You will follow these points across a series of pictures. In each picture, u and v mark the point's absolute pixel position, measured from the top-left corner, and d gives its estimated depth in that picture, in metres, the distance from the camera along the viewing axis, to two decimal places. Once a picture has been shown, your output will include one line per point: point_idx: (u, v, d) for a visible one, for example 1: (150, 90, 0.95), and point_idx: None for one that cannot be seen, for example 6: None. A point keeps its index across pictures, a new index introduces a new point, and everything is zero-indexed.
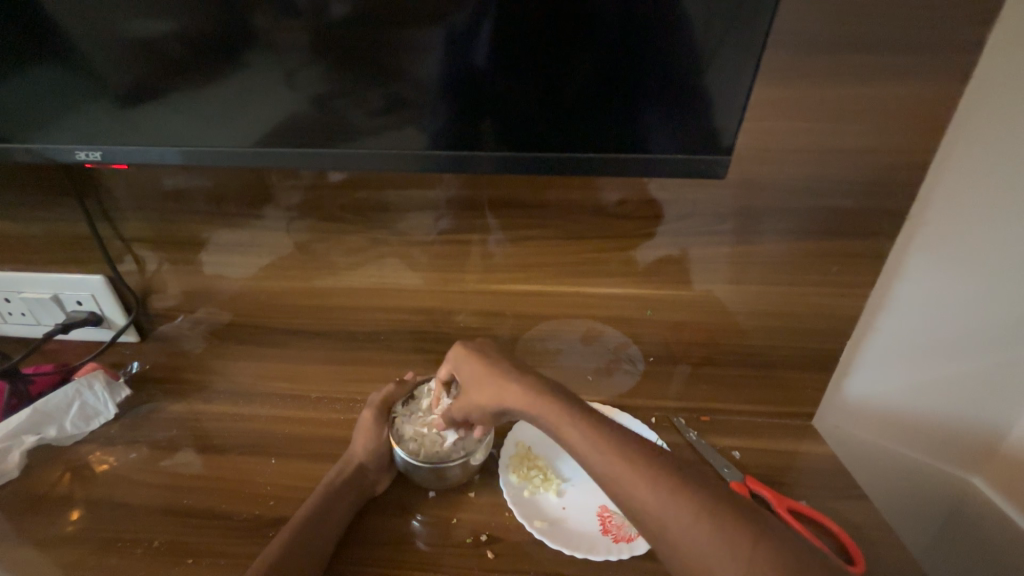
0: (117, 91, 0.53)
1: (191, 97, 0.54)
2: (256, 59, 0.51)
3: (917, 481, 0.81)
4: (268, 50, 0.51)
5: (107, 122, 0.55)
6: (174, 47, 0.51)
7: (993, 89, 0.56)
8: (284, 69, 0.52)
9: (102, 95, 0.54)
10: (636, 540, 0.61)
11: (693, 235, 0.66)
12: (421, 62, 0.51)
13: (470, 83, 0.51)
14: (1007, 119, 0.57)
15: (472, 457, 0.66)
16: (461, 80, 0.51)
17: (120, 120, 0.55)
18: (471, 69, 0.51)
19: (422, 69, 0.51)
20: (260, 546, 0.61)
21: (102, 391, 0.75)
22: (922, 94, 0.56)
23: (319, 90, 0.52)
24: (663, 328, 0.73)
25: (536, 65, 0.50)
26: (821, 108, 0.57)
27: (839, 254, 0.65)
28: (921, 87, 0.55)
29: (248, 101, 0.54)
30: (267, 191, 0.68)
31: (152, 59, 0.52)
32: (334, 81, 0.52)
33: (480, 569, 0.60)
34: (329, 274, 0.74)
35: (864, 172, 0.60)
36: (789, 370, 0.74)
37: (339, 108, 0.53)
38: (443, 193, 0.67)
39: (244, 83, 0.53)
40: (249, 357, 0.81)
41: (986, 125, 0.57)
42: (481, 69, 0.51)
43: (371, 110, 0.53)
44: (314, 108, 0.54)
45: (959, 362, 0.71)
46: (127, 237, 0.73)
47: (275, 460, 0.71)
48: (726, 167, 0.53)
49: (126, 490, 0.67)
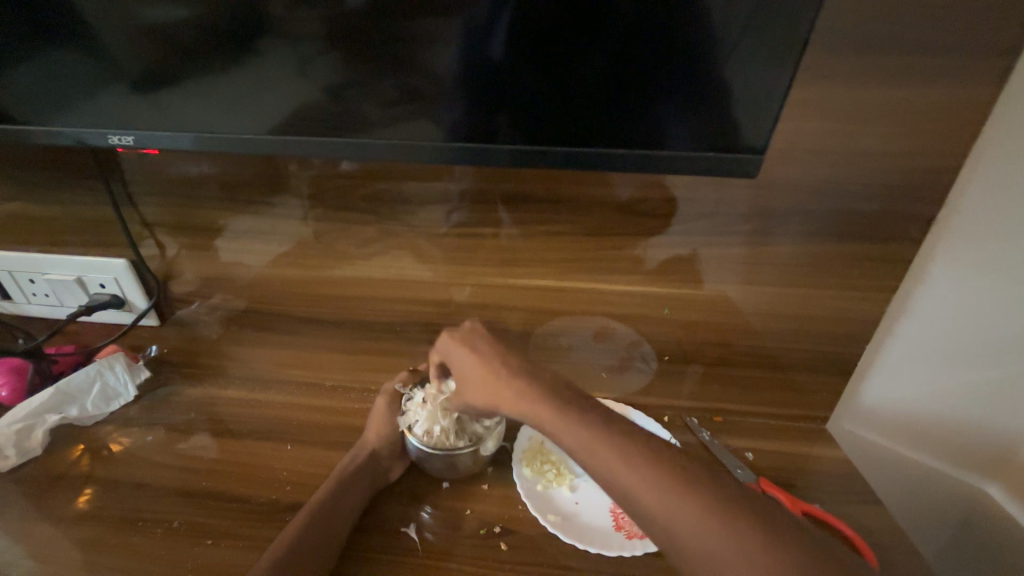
0: (147, 77, 0.53)
1: (211, 86, 0.53)
2: (271, 49, 0.50)
3: (935, 495, 0.75)
4: (283, 39, 0.50)
5: (133, 108, 0.55)
6: (193, 34, 0.50)
7: None
8: (298, 58, 0.51)
9: (130, 81, 0.53)
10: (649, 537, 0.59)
11: (714, 235, 0.63)
12: (438, 53, 0.49)
13: (487, 75, 0.49)
14: None
15: (481, 445, 0.64)
16: (478, 72, 0.49)
17: (149, 106, 0.55)
18: (489, 60, 0.49)
19: (439, 58, 0.49)
20: (272, 529, 0.61)
21: (123, 372, 0.77)
22: (974, 84, 0.51)
23: (334, 79, 0.51)
24: (680, 328, 0.71)
25: (555, 56, 0.48)
26: (860, 98, 0.53)
27: (873, 256, 0.62)
28: (972, 77, 0.51)
29: (266, 91, 0.53)
30: (283, 179, 0.68)
31: (174, 47, 0.51)
32: (350, 72, 0.51)
33: (492, 560, 0.59)
34: (344, 263, 0.73)
35: (906, 168, 0.56)
36: (812, 375, 0.71)
37: (353, 99, 0.52)
38: (457, 185, 0.65)
39: (262, 72, 0.52)
40: (264, 345, 0.81)
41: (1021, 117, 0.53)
42: (499, 60, 0.49)
43: (385, 101, 0.52)
44: (328, 98, 0.52)
45: (977, 371, 0.66)
46: (148, 223, 0.74)
47: (289, 447, 0.72)
48: (758, 166, 0.50)
49: (144, 470, 0.69)
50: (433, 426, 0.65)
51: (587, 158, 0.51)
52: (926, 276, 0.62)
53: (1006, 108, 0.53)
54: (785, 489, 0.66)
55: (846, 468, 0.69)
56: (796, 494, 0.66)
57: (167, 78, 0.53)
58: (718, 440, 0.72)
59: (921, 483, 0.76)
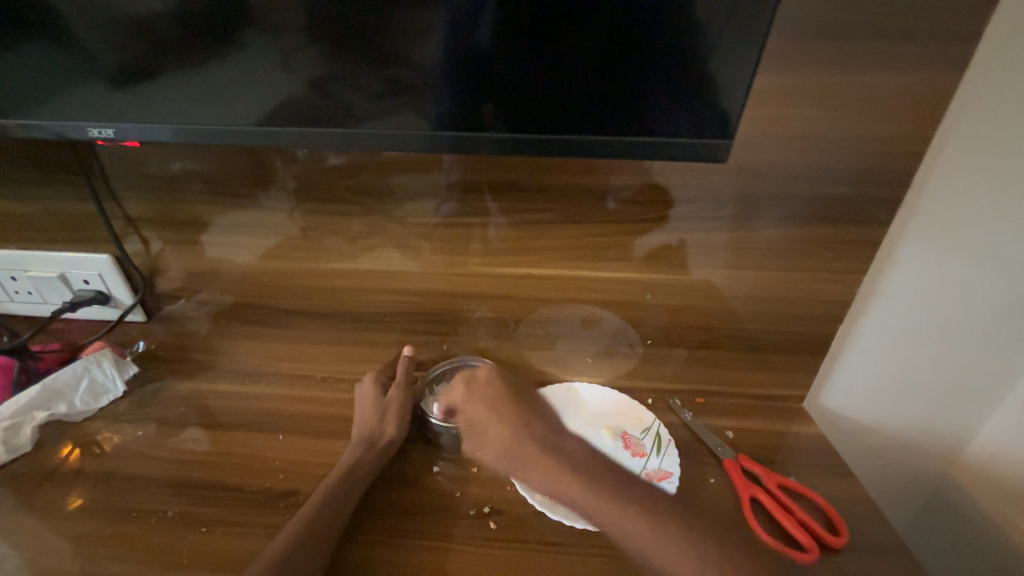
0: (125, 68, 0.53)
1: (190, 77, 0.53)
2: (252, 40, 0.50)
3: (901, 464, 0.80)
4: (265, 30, 0.50)
5: (111, 101, 0.54)
6: (172, 25, 0.50)
7: (996, 63, 0.53)
8: (281, 48, 0.51)
9: (106, 74, 0.53)
10: None
11: (694, 221, 0.65)
12: (422, 44, 0.49)
13: (472, 64, 0.50)
14: (1001, 96, 0.54)
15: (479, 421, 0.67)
16: (463, 62, 0.50)
17: (126, 97, 0.54)
18: (474, 50, 0.49)
19: (424, 48, 0.49)
20: (266, 516, 0.62)
21: (110, 368, 0.77)
22: (939, 70, 0.53)
23: (317, 71, 0.51)
24: (664, 312, 0.72)
25: (538, 46, 0.49)
26: (833, 85, 0.55)
27: (848, 239, 0.63)
28: (937, 64, 0.53)
29: (247, 82, 0.53)
30: (267, 173, 0.68)
31: (151, 38, 0.51)
32: (333, 62, 0.51)
33: (484, 539, 0.60)
34: (331, 255, 0.74)
35: (878, 152, 0.58)
36: (791, 355, 0.73)
37: (339, 92, 0.52)
38: (444, 177, 0.66)
39: (244, 63, 0.52)
40: (253, 339, 0.82)
41: (984, 104, 0.55)
42: (484, 49, 0.49)
43: (371, 93, 0.52)
44: (311, 90, 0.52)
45: (943, 348, 0.69)
46: (132, 218, 0.74)
47: (281, 437, 0.72)
48: (728, 151, 0.51)
49: (137, 463, 0.69)
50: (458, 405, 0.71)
51: (572, 147, 0.52)
52: (896, 258, 0.64)
53: (963, 96, 0.55)
54: (765, 464, 0.69)
55: (824, 443, 0.71)
56: (775, 468, 0.68)
57: (144, 69, 0.52)
58: (701, 420, 0.74)
59: (890, 454, 0.79)
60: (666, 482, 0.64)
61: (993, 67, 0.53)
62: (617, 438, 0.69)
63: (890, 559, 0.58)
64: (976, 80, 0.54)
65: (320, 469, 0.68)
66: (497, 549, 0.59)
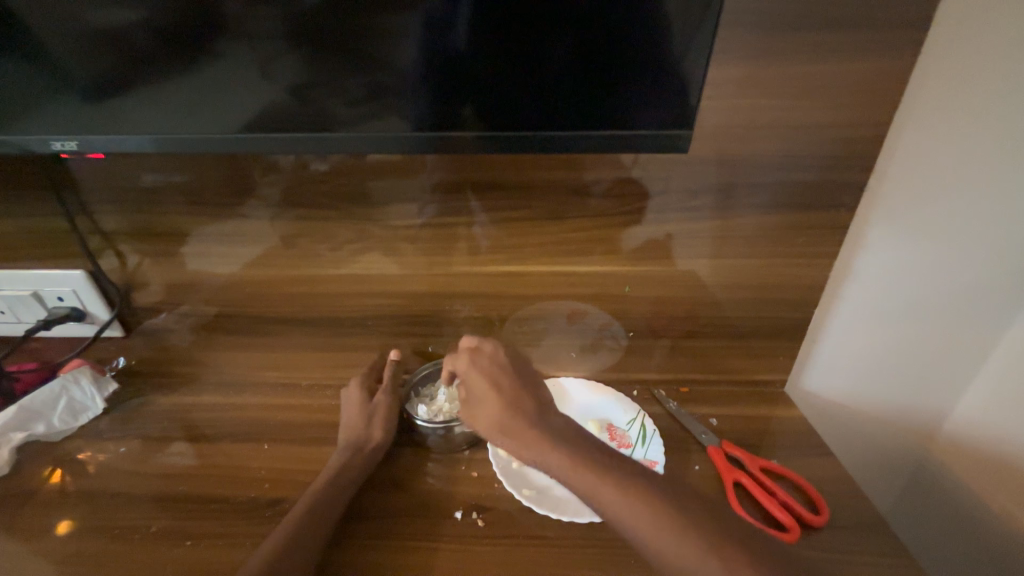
0: (90, 81, 0.52)
1: (158, 88, 0.52)
2: (222, 49, 0.50)
3: (882, 443, 0.81)
4: (236, 40, 0.49)
5: (78, 115, 0.54)
6: (138, 36, 0.49)
7: (952, 51, 0.55)
8: (253, 57, 0.50)
9: (72, 88, 0.52)
10: None
11: (670, 212, 0.65)
12: (396, 49, 0.49)
13: (444, 67, 0.50)
14: (958, 83, 0.56)
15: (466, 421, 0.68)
16: (436, 65, 0.50)
17: (93, 110, 0.54)
18: (446, 53, 0.49)
19: (396, 53, 0.49)
20: (254, 526, 0.62)
21: (89, 386, 0.76)
22: (897, 54, 0.54)
23: (290, 79, 0.51)
24: (646, 304, 0.73)
25: (513, 45, 0.49)
26: (797, 73, 0.56)
27: (820, 224, 0.64)
28: (896, 52, 0.54)
29: (218, 91, 0.52)
30: (243, 181, 0.67)
31: (117, 50, 0.50)
32: (306, 69, 0.51)
33: (473, 536, 0.60)
34: (311, 262, 0.73)
35: (845, 138, 0.59)
36: (771, 340, 0.74)
37: (312, 99, 0.52)
38: (420, 178, 0.66)
39: (215, 72, 0.51)
40: (236, 349, 0.81)
41: (943, 91, 0.57)
42: (456, 52, 0.49)
43: (348, 98, 0.52)
44: (284, 98, 0.52)
45: (917, 327, 0.71)
46: (106, 233, 0.72)
47: (267, 446, 0.72)
48: (689, 141, 0.52)
49: (120, 480, 0.68)
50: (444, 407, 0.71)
51: (553, 143, 0.53)
52: (866, 242, 0.66)
53: (919, 83, 0.56)
54: (750, 449, 0.70)
55: (806, 426, 0.73)
56: (759, 452, 0.69)
57: (111, 81, 0.52)
58: (686, 409, 0.75)
59: (872, 435, 0.81)
60: None
61: (948, 52, 0.55)
62: (604, 432, 0.70)
63: (872, 535, 0.59)
64: (933, 65, 0.56)
65: (308, 477, 0.68)
66: (486, 548, 0.59)
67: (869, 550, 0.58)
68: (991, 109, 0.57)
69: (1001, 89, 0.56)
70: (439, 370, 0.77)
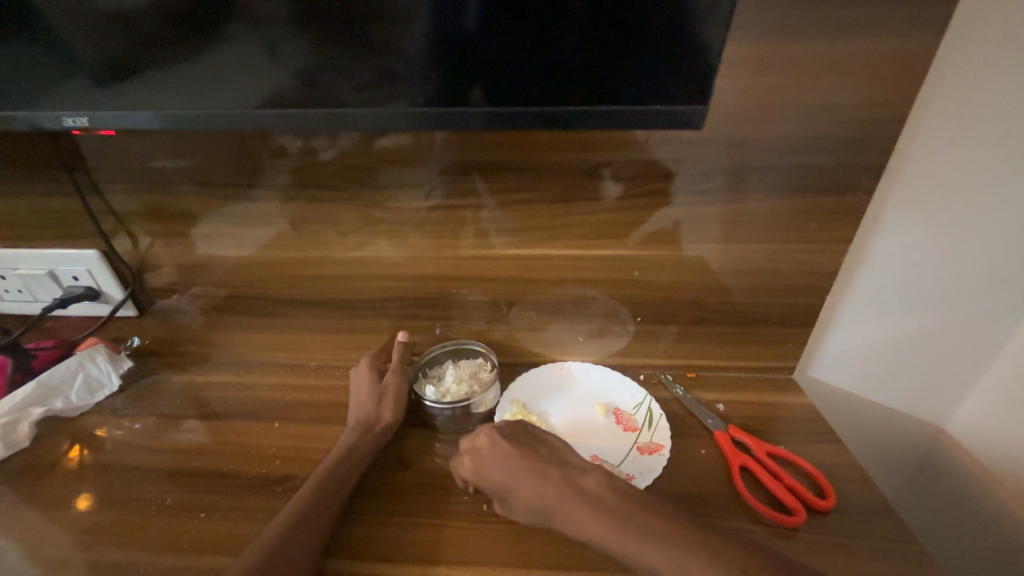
0: (106, 63, 0.52)
1: (174, 70, 0.52)
2: (236, 31, 0.50)
3: (890, 431, 0.81)
4: (251, 22, 0.49)
5: (96, 97, 0.54)
6: (153, 19, 0.49)
7: (976, 27, 0.53)
8: (267, 41, 0.50)
9: (89, 70, 0.52)
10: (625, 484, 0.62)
11: (680, 195, 0.64)
12: (409, 31, 0.49)
13: (459, 47, 0.49)
14: (980, 62, 0.54)
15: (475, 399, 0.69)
16: (451, 45, 0.49)
17: (110, 93, 0.54)
18: (461, 34, 0.49)
19: (409, 39, 0.49)
20: (264, 501, 0.63)
21: (104, 363, 0.77)
22: (916, 32, 0.53)
23: (304, 64, 0.51)
24: (654, 289, 0.72)
25: (530, 25, 0.48)
26: (813, 52, 0.54)
27: (834, 208, 0.63)
28: (917, 29, 0.52)
29: (232, 74, 0.52)
30: (251, 162, 0.67)
31: (133, 31, 0.50)
32: (320, 53, 0.50)
33: (479, 516, 0.61)
34: (319, 244, 0.73)
35: (862, 120, 0.57)
36: (781, 327, 0.73)
37: (326, 82, 0.52)
38: (428, 159, 0.65)
39: (229, 54, 0.51)
40: (246, 330, 0.82)
41: (965, 71, 0.55)
42: (471, 33, 0.49)
43: (359, 84, 0.52)
44: (298, 82, 0.52)
45: (930, 316, 0.70)
46: (118, 213, 0.73)
47: (276, 425, 0.73)
48: (703, 118, 0.51)
49: (135, 455, 0.70)
50: (452, 387, 0.71)
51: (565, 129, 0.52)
52: (880, 229, 0.65)
53: (938, 63, 0.55)
54: (756, 435, 0.70)
55: (813, 413, 0.72)
56: (764, 438, 0.69)
57: (127, 63, 0.52)
58: (692, 395, 0.75)
59: (879, 423, 0.81)
60: (657, 455, 0.65)
61: (971, 31, 0.53)
62: (609, 415, 0.71)
63: (875, 521, 0.59)
64: (952, 44, 0.54)
65: (316, 455, 0.69)
66: (491, 526, 0.60)
67: (872, 535, 0.58)
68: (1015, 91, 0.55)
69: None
70: (447, 353, 0.78)
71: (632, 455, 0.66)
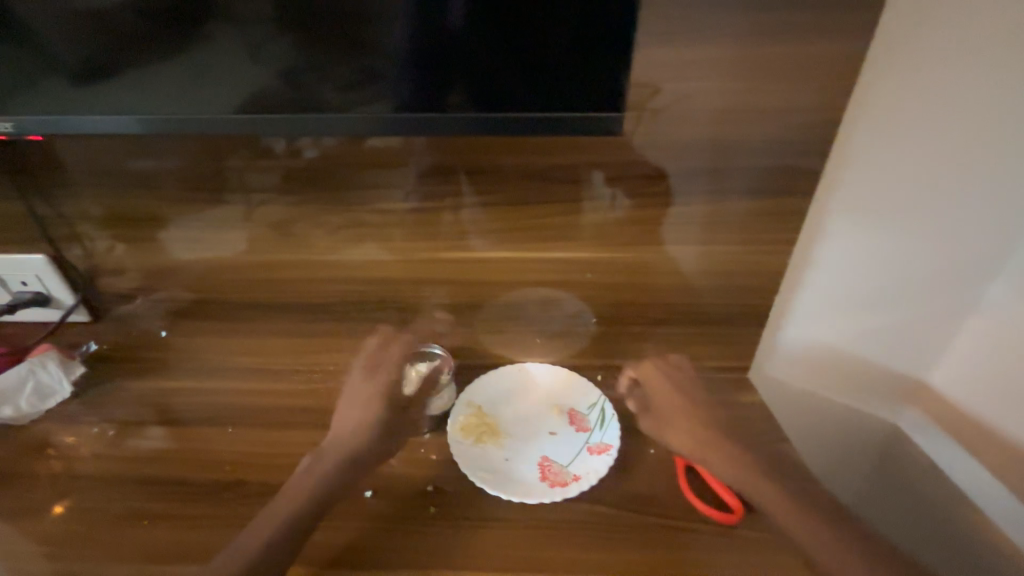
0: (80, 66, 0.51)
1: (150, 71, 0.52)
2: (217, 31, 0.49)
3: (846, 428, 0.83)
4: (232, 22, 0.49)
5: (69, 98, 0.53)
6: (132, 19, 0.49)
7: (906, 32, 0.55)
8: (249, 42, 0.50)
9: (63, 71, 0.52)
10: (571, 484, 0.64)
11: (627, 198, 0.65)
12: (387, 31, 0.48)
13: (438, 47, 0.49)
14: (916, 65, 0.56)
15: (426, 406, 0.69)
16: (431, 46, 0.49)
17: (84, 94, 0.53)
18: (444, 34, 0.48)
19: (389, 36, 0.49)
20: (213, 507, 0.64)
21: (55, 370, 0.75)
22: (848, 38, 0.54)
23: (286, 64, 0.51)
24: (610, 290, 0.73)
25: (510, 27, 0.48)
26: (750, 57, 0.55)
27: (776, 210, 0.64)
28: (848, 36, 0.53)
29: (212, 75, 0.52)
30: (200, 165, 0.67)
31: (115, 33, 0.50)
32: (303, 53, 0.50)
33: (427, 518, 0.62)
34: (273, 247, 0.73)
35: (803, 123, 0.58)
36: (734, 327, 0.74)
37: (308, 83, 0.52)
38: (379, 163, 0.65)
39: (209, 55, 0.51)
40: (204, 334, 0.81)
41: (902, 74, 0.57)
42: (454, 31, 0.48)
43: (340, 84, 0.51)
44: (281, 83, 0.52)
45: (880, 312, 0.72)
46: (67, 217, 0.72)
47: (229, 430, 0.72)
48: (619, 123, 0.51)
49: (84, 461, 0.69)
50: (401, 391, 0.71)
51: (547, 128, 0.51)
52: (826, 229, 0.66)
53: (877, 69, 0.57)
54: None
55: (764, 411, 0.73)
56: None
57: (104, 63, 0.51)
58: None
59: (836, 421, 0.82)
60: (605, 455, 0.66)
61: (907, 35, 0.55)
62: (564, 415, 0.71)
63: None
64: (892, 49, 0.55)
65: (269, 459, 0.69)
66: (436, 528, 0.61)
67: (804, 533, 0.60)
68: (947, 96, 0.57)
69: (956, 75, 0.56)
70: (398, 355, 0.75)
71: (582, 455, 0.67)
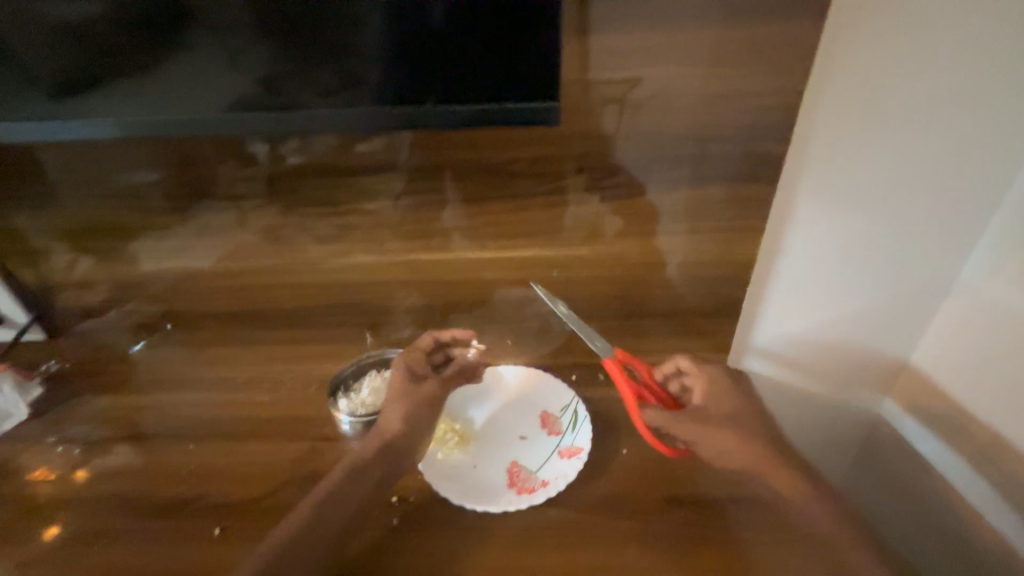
0: (51, 81, 0.49)
1: (123, 82, 0.49)
2: (194, 40, 0.47)
3: (829, 414, 0.82)
4: (209, 31, 0.47)
5: (39, 113, 0.50)
6: (104, 30, 0.47)
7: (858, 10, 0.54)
8: (227, 51, 0.48)
9: (35, 87, 0.49)
10: (538, 491, 0.62)
11: (587, 191, 0.64)
12: (368, 34, 0.47)
13: (424, 49, 0.47)
14: (872, 43, 0.55)
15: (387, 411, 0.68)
16: (416, 48, 0.47)
17: (55, 110, 0.50)
18: (430, 35, 0.47)
19: (371, 39, 0.47)
20: (171, 522, 0.62)
21: (10, 392, 0.73)
22: (802, 19, 0.52)
23: (264, 70, 0.48)
24: (578, 285, 0.71)
25: (501, 26, 0.46)
26: (703, 42, 0.54)
27: (741, 197, 0.63)
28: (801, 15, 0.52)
29: (190, 85, 0.49)
30: (152, 172, 0.66)
31: (88, 45, 0.47)
32: (282, 59, 0.48)
33: (391, 529, 0.60)
34: (233, 254, 0.72)
35: (761, 107, 0.57)
36: (707, 318, 0.73)
37: (288, 90, 0.49)
38: (333, 164, 0.64)
39: (189, 66, 0.49)
40: (170, 344, 0.80)
41: (858, 53, 0.56)
42: (440, 32, 0.46)
43: (322, 89, 0.49)
44: (258, 90, 0.49)
45: (856, 296, 0.71)
46: (21, 229, 0.72)
47: (191, 446, 0.70)
48: (556, 112, 0.48)
49: (37, 480, 0.67)
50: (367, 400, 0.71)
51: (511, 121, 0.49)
52: (795, 214, 0.65)
53: (830, 50, 0.56)
54: None
55: None
56: None
57: (77, 77, 0.49)
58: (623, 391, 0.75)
59: (817, 407, 0.81)
60: (575, 459, 0.65)
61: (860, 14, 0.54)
62: (537, 419, 0.70)
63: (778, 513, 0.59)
64: (853, 31, 0.55)
65: (231, 471, 0.67)
66: (398, 536, 0.59)
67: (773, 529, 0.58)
68: (905, 73, 0.56)
69: (914, 51, 0.55)
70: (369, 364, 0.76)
71: (552, 459, 0.65)
